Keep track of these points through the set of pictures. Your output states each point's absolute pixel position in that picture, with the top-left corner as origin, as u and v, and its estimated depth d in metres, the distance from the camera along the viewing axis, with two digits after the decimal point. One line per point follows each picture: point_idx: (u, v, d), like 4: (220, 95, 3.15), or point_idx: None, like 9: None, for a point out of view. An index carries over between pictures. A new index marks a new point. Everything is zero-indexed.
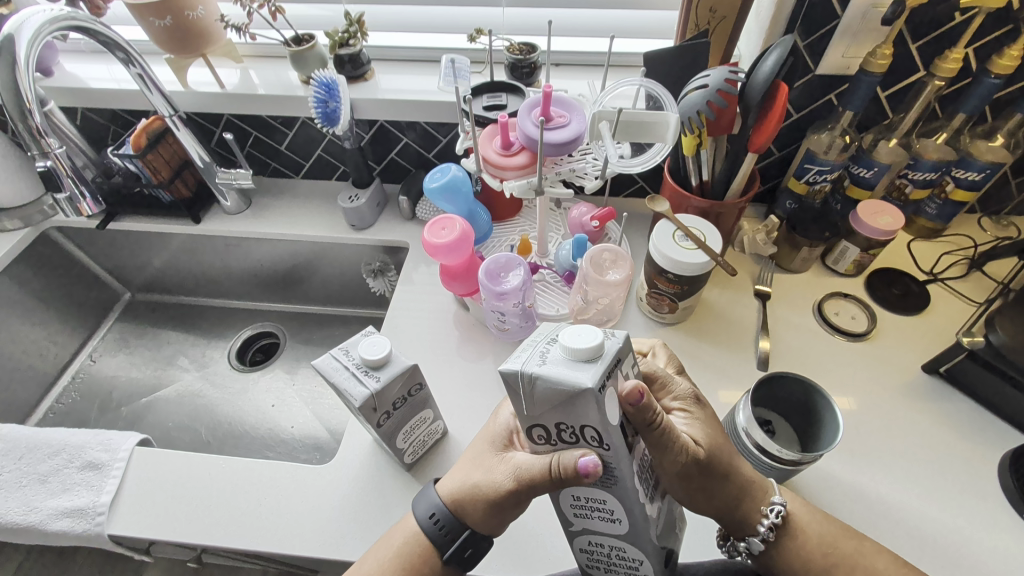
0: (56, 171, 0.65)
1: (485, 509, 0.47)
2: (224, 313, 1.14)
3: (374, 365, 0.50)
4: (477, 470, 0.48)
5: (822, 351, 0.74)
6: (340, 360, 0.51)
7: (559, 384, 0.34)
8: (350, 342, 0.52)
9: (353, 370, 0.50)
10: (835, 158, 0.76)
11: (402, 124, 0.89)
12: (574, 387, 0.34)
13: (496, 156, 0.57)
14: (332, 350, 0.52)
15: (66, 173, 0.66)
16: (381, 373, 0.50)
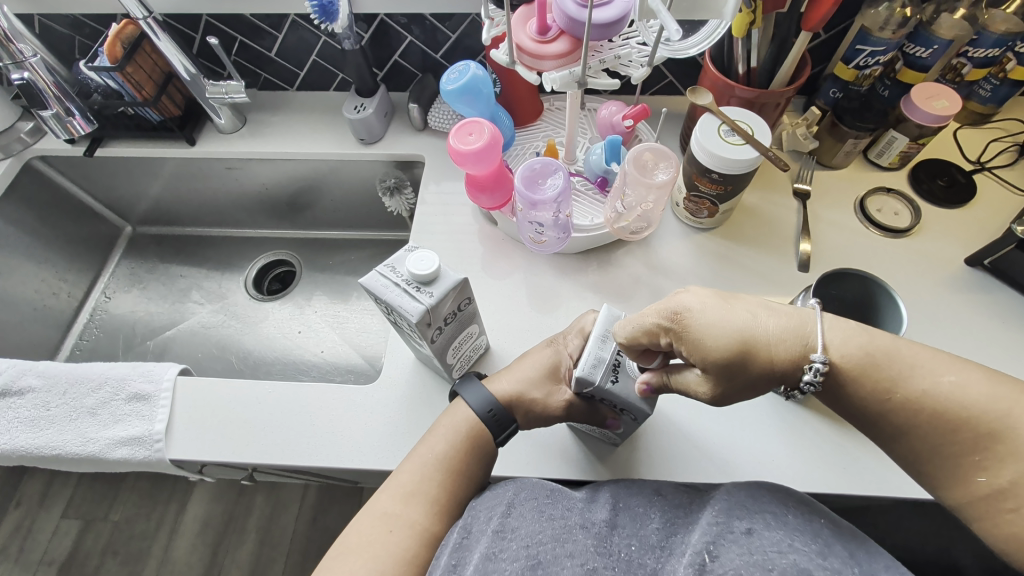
0: (35, 83, 0.74)
1: (532, 418, 0.57)
2: (232, 243, 1.10)
3: (424, 280, 0.47)
4: (532, 388, 0.57)
5: (863, 249, 0.72)
6: (388, 276, 0.48)
7: (589, 361, 0.50)
8: (397, 258, 0.49)
9: (403, 285, 0.47)
10: (891, 36, 0.69)
11: (405, 20, 0.79)
12: (597, 361, 0.50)
13: (531, 43, 0.51)
14: (378, 268, 0.49)
15: (46, 87, 0.75)
16: (433, 289, 0.47)
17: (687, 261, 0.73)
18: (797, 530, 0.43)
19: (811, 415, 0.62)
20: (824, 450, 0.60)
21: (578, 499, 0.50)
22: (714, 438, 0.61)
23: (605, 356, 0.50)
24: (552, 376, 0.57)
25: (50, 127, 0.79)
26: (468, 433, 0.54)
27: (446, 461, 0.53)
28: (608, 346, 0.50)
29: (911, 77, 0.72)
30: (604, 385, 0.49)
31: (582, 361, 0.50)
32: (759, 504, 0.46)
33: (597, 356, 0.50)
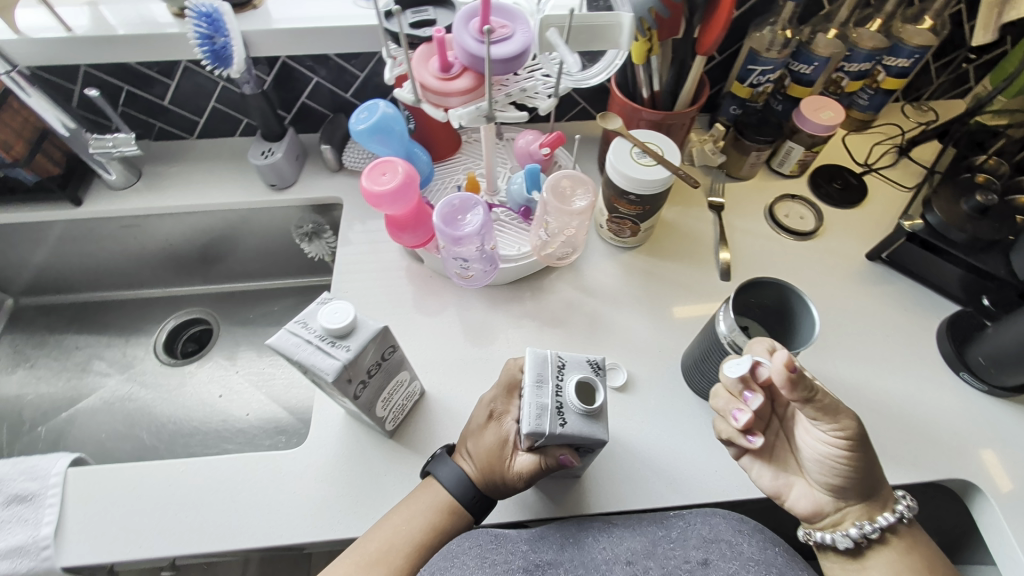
0: None
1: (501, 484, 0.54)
2: (136, 305, 1.01)
3: (338, 334, 0.44)
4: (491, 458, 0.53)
5: (777, 254, 0.76)
6: (300, 334, 0.44)
7: (533, 411, 0.47)
8: (308, 313, 0.45)
9: (316, 343, 0.44)
10: (777, 56, 0.74)
11: (309, 61, 0.77)
12: (541, 407, 0.47)
13: (435, 81, 0.50)
14: (287, 325, 0.45)
15: None
16: (350, 342, 0.44)
17: (616, 281, 0.73)
18: (752, 561, 0.48)
19: None
20: None
21: (522, 540, 0.51)
22: (661, 456, 0.61)
23: (546, 402, 0.48)
24: (504, 441, 0.54)
25: None
26: (448, 513, 0.52)
27: (423, 544, 0.51)
28: (545, 391, 0.48)
29: (798, 92, 0.79)
30: (556, 432, 0.47)
31: (525, 417, 0.48)
32: (715, 534, 0.51)
33: (538, 404, 0.48)
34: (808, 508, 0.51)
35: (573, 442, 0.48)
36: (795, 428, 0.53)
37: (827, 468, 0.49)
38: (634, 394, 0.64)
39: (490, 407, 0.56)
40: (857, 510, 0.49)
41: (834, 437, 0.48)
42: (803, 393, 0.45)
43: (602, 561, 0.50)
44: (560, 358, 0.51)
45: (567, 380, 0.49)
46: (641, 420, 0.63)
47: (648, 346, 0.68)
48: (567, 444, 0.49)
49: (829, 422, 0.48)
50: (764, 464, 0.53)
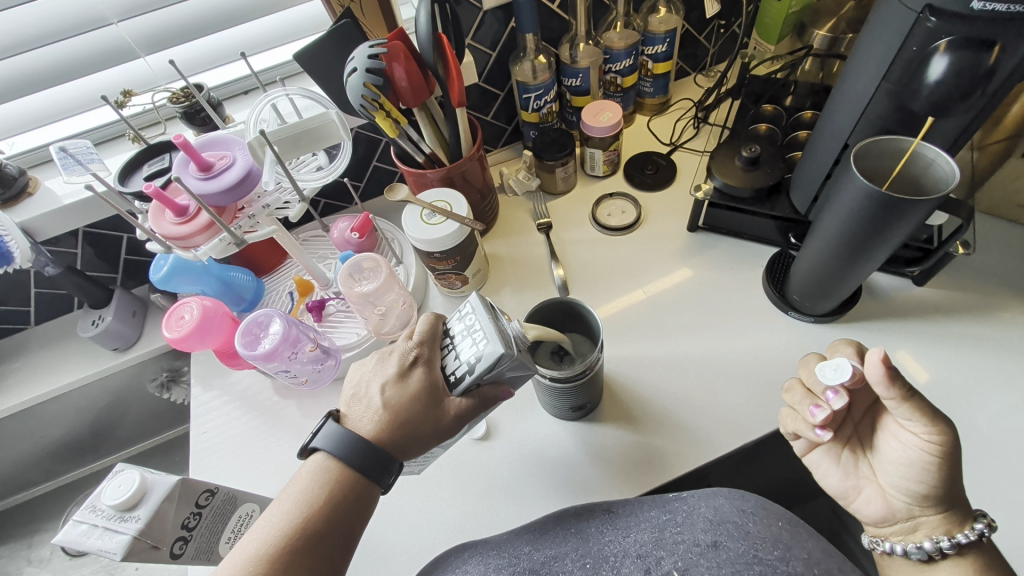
0: None
1: (407, 442, 0.47)
2: (35, 506, 0.97)
3: (124, 507, 0.44)
4: (413, 414, 0.47)
5: (609, 254, 0.79)
6: (87, 519, 0.44)
7: (496, 337, 0.44)
8: (95, 494, 0.45)
9: (104, 523, 0.43)
10: (544, 80, 0.79)
11: (113, 222, 0.77)
12: (502, 333, 0.44)
13: (174, 227, 0.51)
14: (74, 514, 0.44)
15: None
16: (140, 510, 0.44)
17: None
18: (760, 538, 0.46)
19: (609, 425, 0.64)
20: (630, 454, 0.62)
21: (523, 542, 0.51)
22: (537, 492, 0.60)
23: (509, 329, 0.46)
24: (429, 396, 0.47)
25: None
26: (335, 490, 0.45)
27: (305, 534, 0.43)
28: (502, 321, 0.46)
29: (581, 102, 0.84)
30: (521, 358, 0.45)
31: (491, 338, 0.44)
32: (721, 515, 0.49)
33: (502, 329, 0.45)
34: (879, 512, 0.50)
35: (518, 372, 0.46)
36: (883, 427, 0.51)
37: (908, 472, 0.47)
38: (499, 437, 0.65)
39: (411, 354, 0.50)
40: (934, 521, 0.47)
41: (926, 443, 0.46)
42: (904, 389, 0.45)
43: (610, 554, 0.49)
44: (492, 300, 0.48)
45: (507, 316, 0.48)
46: (510, 462, 0.63)
47: None
48: (509, 379, 0.47)
49: (923, 426, 0.46)
50: (831, 461, 0.55)
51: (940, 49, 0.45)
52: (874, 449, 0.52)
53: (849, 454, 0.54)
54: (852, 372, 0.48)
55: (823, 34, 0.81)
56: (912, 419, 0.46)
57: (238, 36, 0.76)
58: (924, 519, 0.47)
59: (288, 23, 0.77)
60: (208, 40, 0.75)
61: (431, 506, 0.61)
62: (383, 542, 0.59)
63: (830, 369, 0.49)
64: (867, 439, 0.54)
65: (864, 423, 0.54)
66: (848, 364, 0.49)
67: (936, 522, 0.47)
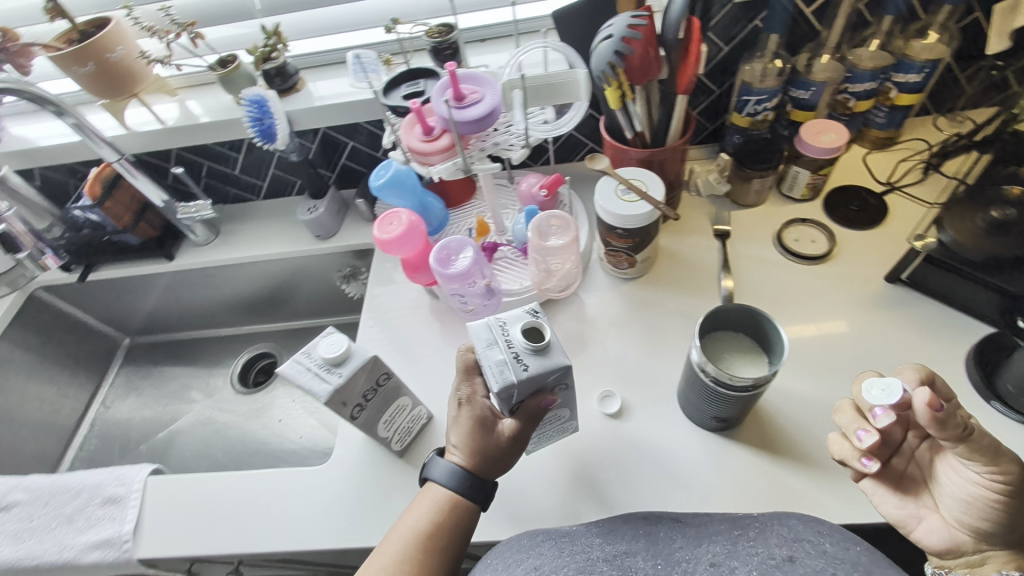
0: (10, 231, 0.70)
1: (489, 463, 0.57)
2: (220, 342, 1.19)
3: (334, 362, 0.53)
4: (483, 441, 0.57)
5: (785, 279, 0.75)
6: (303, 362, 0.53)
7: (495, 374, 0.51)
8: (311, 344, 0.54)
9: (315, 370, 0.52)
10: (771, 85, 0.76)
11: (345, 128, 0.90)
12: (504, 364, 0.51)
13: (420, 143, 0.58)
14: (294, 356, 0.54)
15: (20, 232, 0.70)
16: (343, 369, 0.53)
17: (617, 312, 0.76)
18: (837, 558, 0.44)
19: (742, 447, 0.62)
20: (754, 481, 0.60)
21: (595, 535, 0.52)
22: (653, 481, 0.61)
23: (501, 357, 0.51)
24: (488, 427, 0.57)
25: (23, 270, 0.73)
26: (450, 509, 0.56)
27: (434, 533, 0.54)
28: (497, 347, 0.52)
29: (800, 116, 0.80)
30: (527, 377, 0.51)
31: (491, 376, 0.51)
32: (796, 534, 0.48)
33: (496, 361, 0.52)
34: (943, 543, 0.50)
35: (538, 381, 0.52)
36: (941, 462, 0.51)
37: (968, 508, 0.48)
38: (627, 419, 0.66)
39: (458, 395, 0.59)
40: (1003, 556, 0.46)
41: (989, 481, 0.46)
42: (959, 430, 0.44)
43: (682, 559, 0.48)
44: (499, 319, 0.55)
45: (507, 331, 0.54)
46: (634, 447, 0.64)
47: (641, 372, 0.70)
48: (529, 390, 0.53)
49: (983, 466, 0.46)
50: (885, 491, 0.53)
51: None
52: (932, 480, 0.52)
53: (905, 485, 0.53)
54: (902, 394, 0.46)
55: None
56: (971, 460, 0.46)
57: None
58: (991, 552, 0.47)
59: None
60: None
61: (550, 458, 0.65)
62: None
63: (877, 389, 0.47)
64: (924, 473, 0.53)
65: (920, 455, 0.54)
66: (901, 391, 0.46)
67: (1004, 558, 0.46)
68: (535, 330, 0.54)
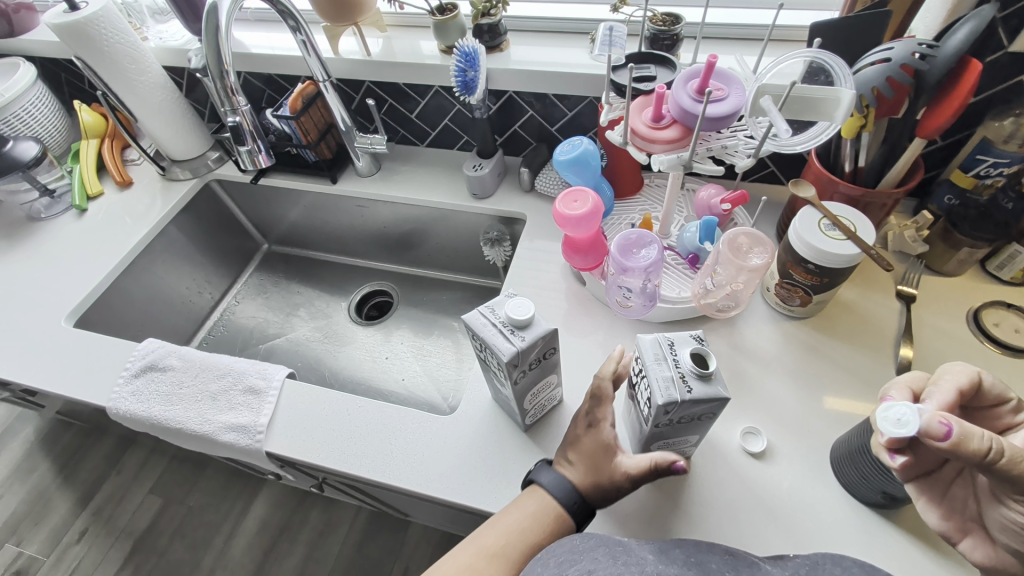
0: (241, 125, 0.79)
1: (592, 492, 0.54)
2: (344, 270, 1.25)
3: (521, 325, 0.53)
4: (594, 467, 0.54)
5: (976, 363, 0.68)
6: (486, 316, 0.55)
7: (662, 391, 0.48)
8: (496, 302, 0.56)
9: (498, 326, 0.54)
10: (1017, 149, 0.66)
11: (530, 97, 0.91)
12: (673, 383, 0.48)
13: (646, 128, 0.57)
14: (479, 308, 0.56)
15: (248, 128, 0.80)
16: (525, 333, 0.53)
17: (774, 348, 0.72)
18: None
19: (901, 532, 0.57)
20: (910, 570, 0.55)
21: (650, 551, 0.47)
22: (793, 535, 0.58)
23: (665, 374, 0.49)
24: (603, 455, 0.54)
25: (241, 159, 0.85)
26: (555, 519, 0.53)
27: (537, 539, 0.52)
28: (663, 366, 0.49)
29: None
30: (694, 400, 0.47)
31: (654, 393, 0.48)
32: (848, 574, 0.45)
33: (662, 379, 0.49)
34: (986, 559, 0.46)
35: (702, 406, 0.48)
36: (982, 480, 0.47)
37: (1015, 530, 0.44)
38: (770, 461, 0.63)
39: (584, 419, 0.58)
40: None
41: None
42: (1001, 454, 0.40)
43: None
44: (667, 338, 0.52)
45: (674, 350, 0.50)
46: (775, 493, 0.60)
47: (793, 418, 0.66)
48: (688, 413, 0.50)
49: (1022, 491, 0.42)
50: (926, 504, 0.49)
51: None
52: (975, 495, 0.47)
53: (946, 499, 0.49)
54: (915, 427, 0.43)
55: None
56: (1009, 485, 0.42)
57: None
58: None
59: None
60: None
61: (681, 477, 0.62)
62: None
63: (889, 421, 0.44)
64: (961, 495, 0.49)
65: (957, 474, 0.49)
66: (919, 420, 0.42)
67: None
68: (699, 359, 0.50)
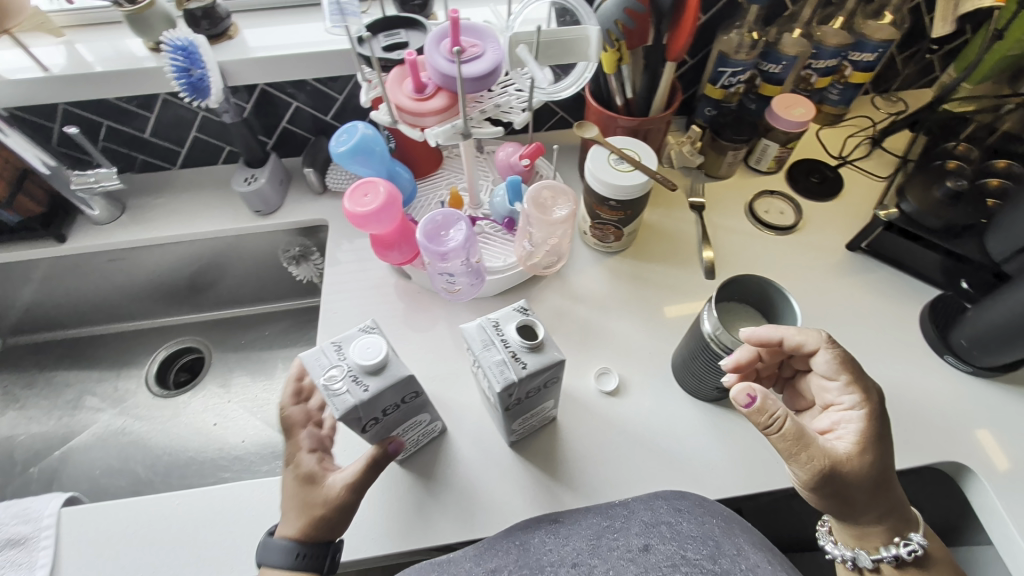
0: None
1: (319, 527, 0.49)
2: (126, 339, 1.00)
3: (372, 368, 0.45)
4: (318, 504, 0.50)
5: (760, 249, 0.78)
6: (333, 359, 0.45)
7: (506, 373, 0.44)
8: (345, 337, 0.47)
9: (347, 373, 0.45)
10: (745, 57, 0.75)
11: (287, 86, 0.78)
12: (519, 368, 0.45)
13: (410, 102, 0.51)
14: (323, 344, 0.46)
15: None
16: (373, 380, 0.45)
17: (602, 287, 0.74)
18: (689, 538, 0.48)
19: (741, 418, 0.63)
20: (756, 448, 0.61)
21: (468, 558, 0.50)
22: (660, 456, 0.61)
23: (497, 355, 0.45)
24: (351, 479, 0.50)
25: None
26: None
27: None
28: (494, 350, 0.46)
29: (770, 90, 0.80)
30: (536, 376, 0.46)
31: (490, 378, 0.45)
32: (657, 518, 0.51)
33: (495, 362, 0.45)
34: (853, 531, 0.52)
35: (544, 374, 0.46)
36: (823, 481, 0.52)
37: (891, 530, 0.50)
38: (626, 396, 0.65)
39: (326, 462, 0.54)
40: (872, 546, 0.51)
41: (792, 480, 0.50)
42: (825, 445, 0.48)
43: (546, 563, 0.48)
44: (490, 319, 0.48)
45: (503, 328, 0.47)
46: (639, 422, 0.63)
47: (634, 348, 0.69)
48: (542, 382, 0.48)
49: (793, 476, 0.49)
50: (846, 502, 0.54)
51: None
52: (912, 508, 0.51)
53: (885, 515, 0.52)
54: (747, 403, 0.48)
55: None
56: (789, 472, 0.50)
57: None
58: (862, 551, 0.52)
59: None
60: None
61: (554, 443, 0.62)
62: (501, 462, 0.61)
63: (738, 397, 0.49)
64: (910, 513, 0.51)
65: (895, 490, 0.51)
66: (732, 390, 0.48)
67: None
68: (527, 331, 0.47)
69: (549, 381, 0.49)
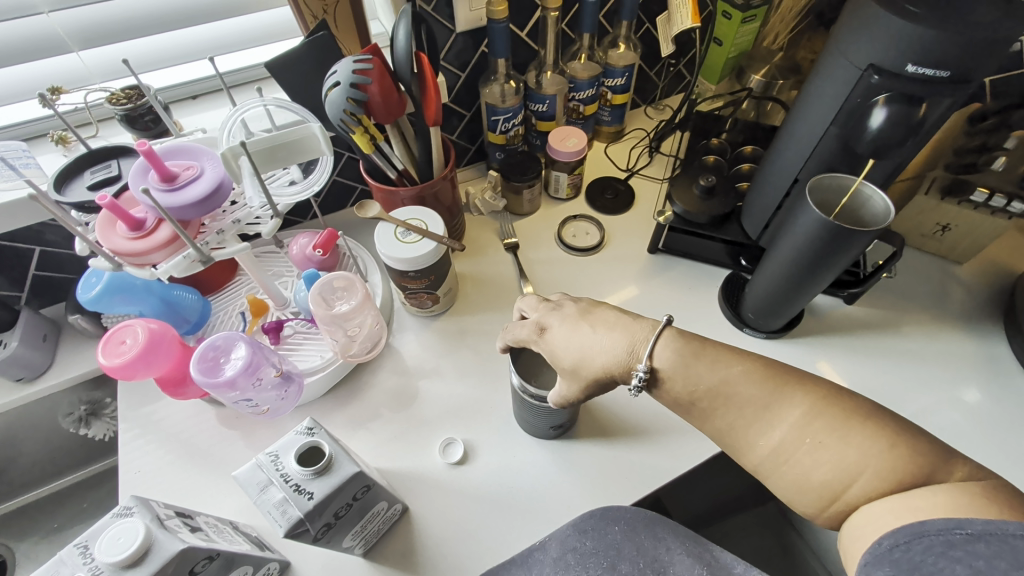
0: None
1: None
2: None
3: (124, 565, 0.38)
4: None
5: (576, 272, 0.81)
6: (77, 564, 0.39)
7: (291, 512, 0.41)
8: (93, 531, 0.40)
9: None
10: (512, 103, 0.80)
11: (21, 232, 0.67)
12: (304, 500, 0.41)
13: (127, 242, 0.45)
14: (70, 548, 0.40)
15: None
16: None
17: (434, 353, 0.73)
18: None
19: (589, 446, 0.64)
20: (608, 471, 0.62)
21: None
22: (520, 513, 0.60)
23: (276, 494, 0.41)
24: None
25: None
26: None
27: None
28: (274, 489, 0.42)
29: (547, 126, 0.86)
30: (331, 499, 0.42)
31: (274, 522, 0.41)
32: None
33: (277, 503, 0.41)
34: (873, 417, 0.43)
35: (341, 493, 0.43)
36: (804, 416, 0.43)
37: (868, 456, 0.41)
38: (476, 461, 0.63)
39: None
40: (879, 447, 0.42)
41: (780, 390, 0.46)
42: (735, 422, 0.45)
43: None
44: (271, 454, 0.44)
45: (285, 459, 0.43)
46: (494, 484, 0.62)
47: (475, 408, 0.68)
48: (348, 499, 0.45)
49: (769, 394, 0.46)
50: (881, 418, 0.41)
51: (879, 102, 0.50)
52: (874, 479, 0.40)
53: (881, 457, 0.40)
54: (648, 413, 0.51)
55: (759, 79, 0.90)
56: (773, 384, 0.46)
57: (207, 30, 0.73)
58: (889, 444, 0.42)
59: (260, 14, 0.75)
60: (160, 39, 0.71)
61: (412, 537, 0.58)
62: None
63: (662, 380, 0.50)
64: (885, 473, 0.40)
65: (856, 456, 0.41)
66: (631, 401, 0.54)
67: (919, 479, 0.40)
68: (315, 451, 0.45)
69: (360, 491, 0.46)
